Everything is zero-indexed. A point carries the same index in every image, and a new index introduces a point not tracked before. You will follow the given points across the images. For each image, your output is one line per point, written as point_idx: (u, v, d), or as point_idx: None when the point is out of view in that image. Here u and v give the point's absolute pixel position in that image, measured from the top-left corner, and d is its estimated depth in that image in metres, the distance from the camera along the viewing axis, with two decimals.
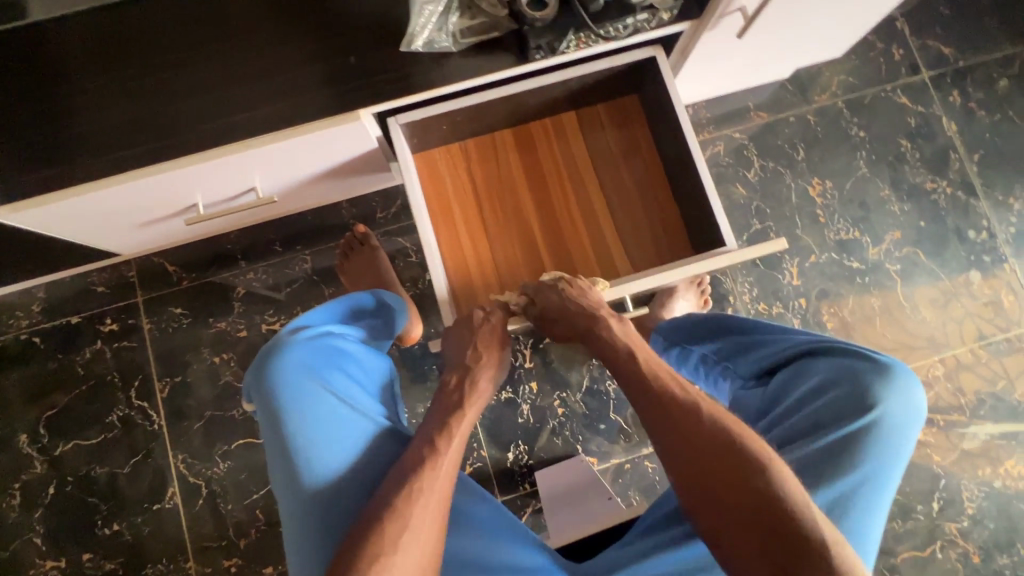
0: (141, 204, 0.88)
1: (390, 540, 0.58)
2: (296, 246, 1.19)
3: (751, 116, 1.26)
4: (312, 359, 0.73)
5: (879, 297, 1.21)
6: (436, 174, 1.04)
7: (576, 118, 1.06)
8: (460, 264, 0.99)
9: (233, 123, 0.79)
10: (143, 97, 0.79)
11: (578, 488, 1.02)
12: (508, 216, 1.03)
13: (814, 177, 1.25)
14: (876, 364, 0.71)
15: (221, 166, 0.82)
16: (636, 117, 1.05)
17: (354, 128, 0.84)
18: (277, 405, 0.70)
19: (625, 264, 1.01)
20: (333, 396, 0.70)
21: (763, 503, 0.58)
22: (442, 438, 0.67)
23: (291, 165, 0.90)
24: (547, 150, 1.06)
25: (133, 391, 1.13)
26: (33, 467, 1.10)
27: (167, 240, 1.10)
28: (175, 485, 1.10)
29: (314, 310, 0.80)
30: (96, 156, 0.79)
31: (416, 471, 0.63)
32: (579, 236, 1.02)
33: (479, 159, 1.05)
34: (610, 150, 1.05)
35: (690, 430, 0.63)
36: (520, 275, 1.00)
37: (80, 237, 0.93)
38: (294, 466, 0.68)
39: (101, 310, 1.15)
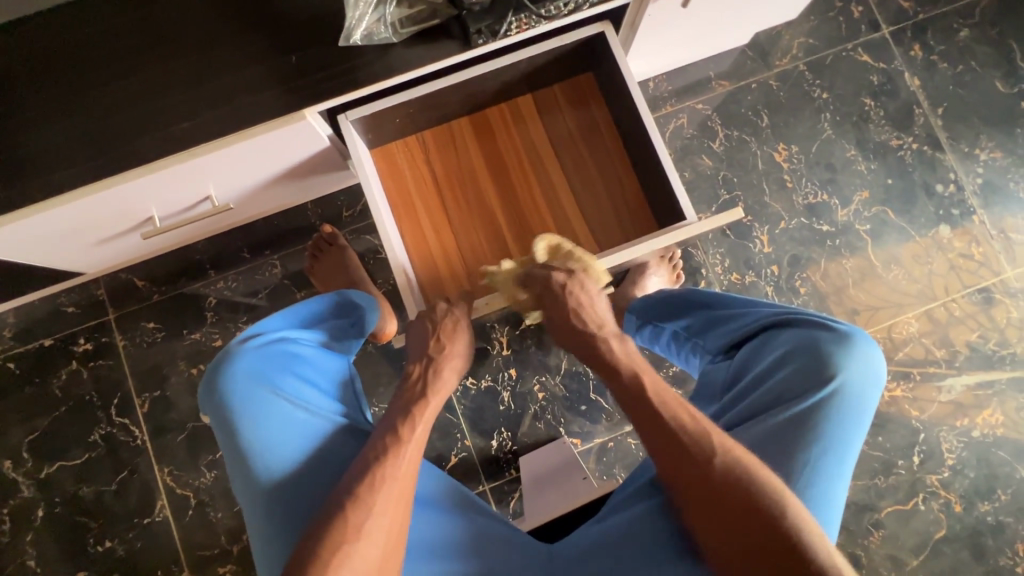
0: (94, 221, 0.87)
1: (353, 529, 0.59)
2: (265, 252, 1.18)
3: (713, 86, 1.25)
4: (263, 366, 0.73)
5: (851, 259, 1.21)
6: (395, 168, 1.03)
7: (532, 101, 1.05)
8: (425, 258, 0.99)
9: (176, 131, 0.78)
10: (79, 112, 0.77)
11: (557, 468, 1.03)
12: (471, 206, 1.03)
13: (779, 143, 1.24)
14: (836, 334, 0.70)
15: (171, 177, 0.81)
16: (593, 95, 1.04)
17: (301, 129, 0.82)
18: (231, 415, 0.71)
19: (591, 245, 1.01)
20: (286, 400, 0.71)
21: (771, 528, 0.55)
22: (405, 426, 0.68)
23: (243, 170, 0.89)
24: (506, 135, 1.05)
25: (113, 409, 1.13)
26: (19, 491, 1.10)
27: (131, 255, 1.09)
28: (164, 498, 1.10)
29: (271, 316, 0.81)
30: (37, 176, 0.77)
31: (381, 459, 0.64)
32: (543, 220, 1.02)
33: (438, 150, 1.04)
34: (569, 132, 1.05)
35: (690, 464, 0.60)
36: (487, 264, 1.00)
37: (38, 259, 0.92)
38: (252, 471, 0.69)
39: (74, 330, 1.15)
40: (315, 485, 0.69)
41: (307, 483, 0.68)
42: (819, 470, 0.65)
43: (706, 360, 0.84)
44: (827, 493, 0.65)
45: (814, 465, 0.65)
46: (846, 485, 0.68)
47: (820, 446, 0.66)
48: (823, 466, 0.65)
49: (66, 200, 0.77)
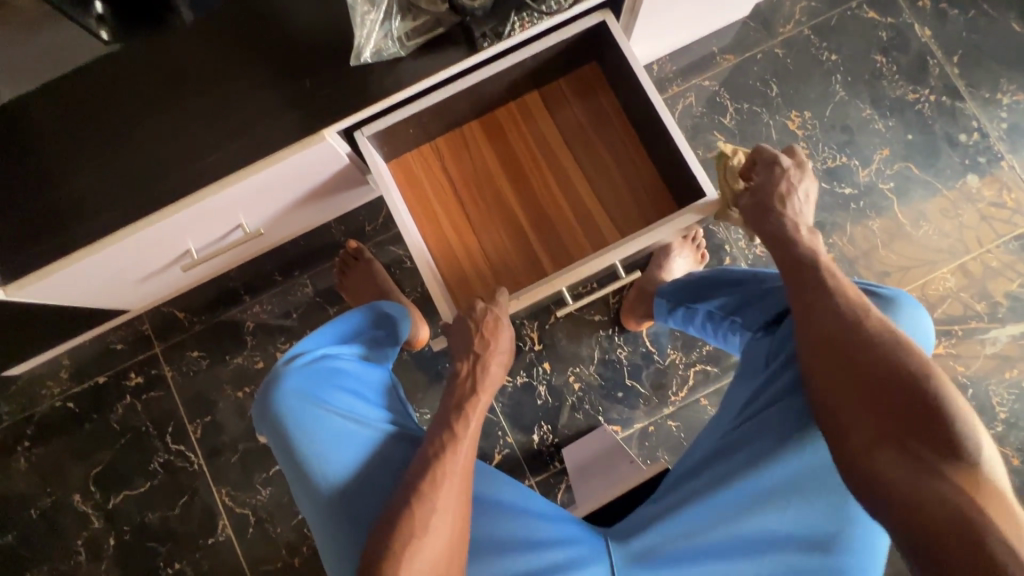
0: (138, 259, 0.91)
1: (420, 523, 0.61)
2: (295, 272, 1.22)
3: (717, 61, 1.25)
4: (309, 383, 0.76)
5: (878, 219, 1.19)
6: (413, 177, 1.05)
7: (540, 97, 1.07)
8: (451, 261, 1.01)
9: (209, 163, 0.82)
10: (118, 157, 0.82)
11: (599, 461, 1.04)
12: (491, 206, 1.04)
13: (792, 110, 1.22)
14: (878, 299, 0.69)
15: (205, 210, 0.85)
16: (599, 84, 1.05)
17: (323, 149, 0.85)
18: (284, 431, 0.75)
19: (613, 232, 1.01)
20: (335, 414, 0.74)
21: (914, 400, 0.55)
22: (459, 425, 0.70)
23: (271, 196, 0.92)
24: (517, 133, 1.06)
25: (169, 437, 1.17)
26: (90, 523, 1.15)
27: (170, 289, 1.13)
28: (225, 518, 1.14)
29: (313, 334, 0.84)
30: (87, 222, 0.81)
31: (440, 455, 0.67)
32: (563, 213, 1.03)
33: (453, 156, 1.06)
34: (580, 124, 1.05)
35: (838, 314, 0.62)
36: (512, 262, 1.02)
37: (88, 300, 0.97)
38: (311, 482, 0.72)
39: (125, 366, 1.20)
40: (371, 488, 0.71)
41: (363, 488, 0.71)
42: None
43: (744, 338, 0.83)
44: None
45: None
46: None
47: None
48: None
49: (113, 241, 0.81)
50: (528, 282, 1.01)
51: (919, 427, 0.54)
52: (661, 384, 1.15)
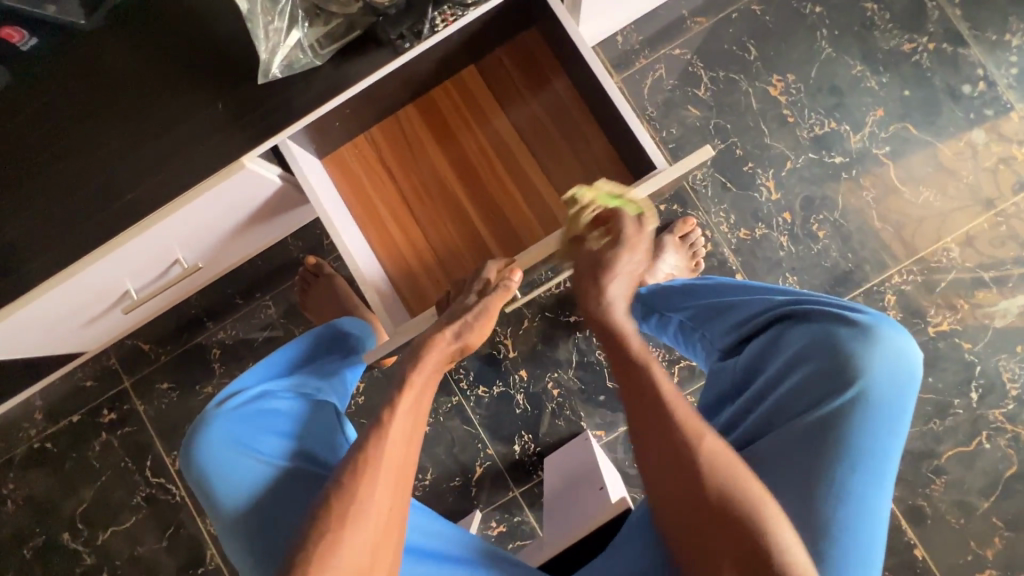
0: (76, 308, 0.86)
1: (337, 516, 0.57)
2: (256, 294, 1.17)
3: (688, 25, 1.13)
4: (235, 432, 0.71)
5: (873, 189, 1.09)
6: (350, 173, 0.97)
7: (477, 71, 0.98)
8: (397, 260, 0.94)
9: (126, 202, 0.76)
10: (26, 206, 0.76)
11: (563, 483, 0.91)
12: (435, 195, 0.96)
13: (773, 74, 1.11)
14: (855, 327, 0.65)
15: (130, 253, 0.79)
16: (539, 49, 0.95)
17: (246, 177, 0.78)
18: (215, 486, 0.70)
19: (566, 212, 0.94)
20: (264, 465, 0.69)
21: (735, 518, 0.56)
22: (385, 411, 0.63)
23: (202, 228, 0.85)
24: (456, 112, 0.98)
25: (148, 471, 1.16)
26: (82, 560, 1.16)
27: (126, 325, 1.09)
28: (212, 548, 1.14)
29: (252, 369, 0.78)
30: (4, 277, 0.76)
31: (364, 444, 0.61)
32: (511, 196, 0.95)
33: (392, 147, 0.98)
34: (523, 96, 0.96)
35: (650, 418, 0.62)
36: (462, 254, 0.94)
37: (34, 349, 0.93)
38: (247, 537, 0.68)
39: (96, 403, 1.18)
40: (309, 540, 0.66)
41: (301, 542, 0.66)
42: (854, 475, 0.62)
43: (713, 353, 0.78)
44: (869, 492, 0.63)
45: (847, 470, 0.62)
46: (887, 489, 0.65)
47: (852, 452, 0.62)
48: (857, 471, 0.62)
49: (36, 295, 0.76)
50: None
51: (730, 538, 0.56)
52: None
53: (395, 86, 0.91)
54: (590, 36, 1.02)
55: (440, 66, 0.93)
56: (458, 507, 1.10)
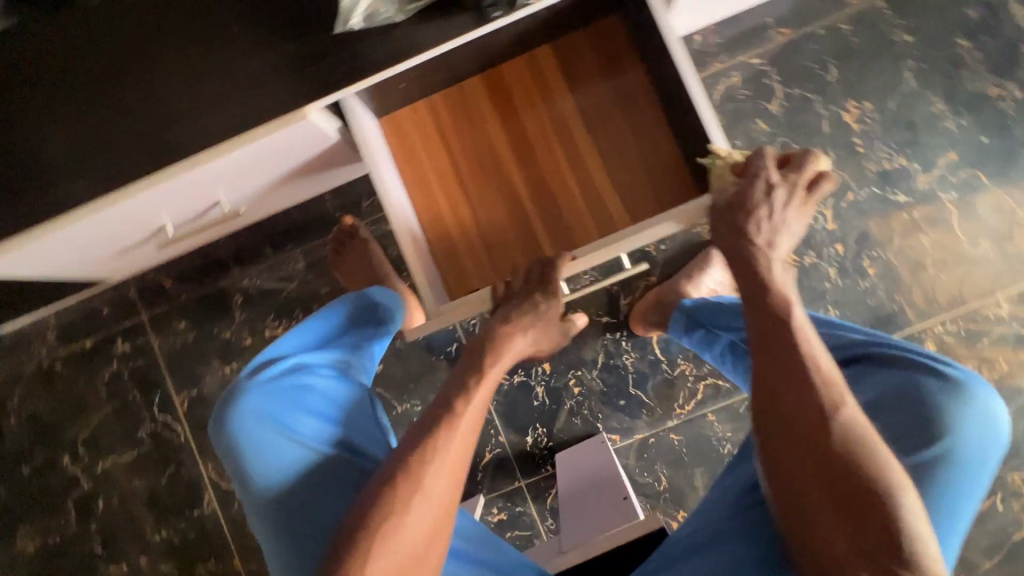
0: (112, 235, 0.84)
1: (401, 499, 0.56)
2: (287, 247, 1.15)
3: (770, 34, 1.08)
4: (269, 404, 0.69)
5: (931, 234, 1.06)
6: (404, 138, 0.94)
7: (552, 52, 0.93)
8: (440, 236, 0.91)
9: (181, 136, 0.73)
10: (76, 124, 0.73)
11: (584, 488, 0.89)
12: (490, 174, 0.92)
13: (849, 99, 1.07)
14: (947, 382, 0.63)
15: (175, 188, 0.76)
16: (621, 40, 0.91)
17: (305, 127, 0.74)
18: (241, 458, 0.68)
19: (622, 215, 0.90)
20: (296, 441, 0.67)
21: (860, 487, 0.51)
22: (458, 401, 0.62)
23: (250, 173, 0.82)
24: (523, 91, 0.93)
25: (156, 407, 1.15)
26: (79, 485, 1.15)
27: (152, 260, 1.06)
28: (211, 492, 1.14)
29: (288, 339, 0.76)
30: (44, 194, 0.74)
31: (434, 430, 0.60)
32: (568, 188, 0.91)
33: (451, 116, 0.94)
34: (596, 86, 0.92)
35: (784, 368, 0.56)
36: (508, 240, 0.91)
37: (60, 272, 0.90)
38: (268, 513, 0.66)
39: (111, 331, 1.16)
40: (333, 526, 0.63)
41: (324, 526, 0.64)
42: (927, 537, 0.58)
43: None
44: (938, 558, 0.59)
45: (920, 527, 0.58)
46: (950, 558, 0.61)
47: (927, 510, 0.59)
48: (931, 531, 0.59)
49: (76, 217, 0.73)
50: None
51: (846, 507, 0.51)
52: (666, 395, 1.08)
53: (467, 54, 0.87)
54: (675, 29, 0.98)
55: (516, 40, 0.89)
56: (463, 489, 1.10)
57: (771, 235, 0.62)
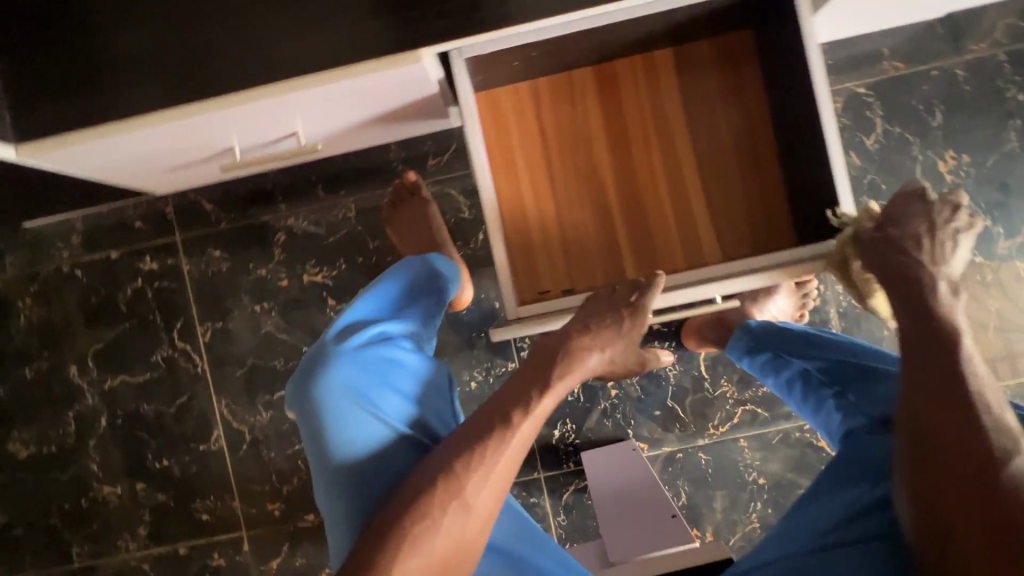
0: (175, 147, 0.78)
1: (439, 503, 0.55)
2: (340, 192, 1.09)
3: (882, 66, 1.04)
4: (355, 376, 0.67)
5: (1000, 301, 1.04)
6: (499, 116, 0.88)
7: (671, 56, 0.89)
8: (518, 228, 0.86)
9: (279, 56, 0.67)
10: (172, 24, 0.69)
11: (631, 502, 0.91)
12: (581, 173, 0.88)
13: (948, 149, 1.03)
14: None
15: (260, 110, 0.70)
16: (745, 58, 0.87)
17: (412, 72, 0.69)
18: (320, 424, 0.67)
19: (711, 242, 0.86)
20: (380, 419, 0.66)
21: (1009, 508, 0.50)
22: (516, 412, 0.59)
23: (337, 110, 0.76)
24: (632, 92, 0.89)
25: (175, 333, 1.10)
26: (84, 399, 1.11)
27: (201, 180, 1.00)
28: (220, 430, 1.10)
29: (371, 305, 0.73)
30: (120, 90, 0.69)
31: (485, 438, 0.58)
32: (660, 202, 0.88)
33: (552, 102, 0.89)
34: (709, 102, 0.88)
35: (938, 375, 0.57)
36: (588, 245, 0.87)
37: (110, 176, 0.85)
38: (340, 483, 0.66)
39: (141, 246, 1.10)
40: None
41: None
42: None
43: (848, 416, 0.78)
44: None
45: None
46: None
47: None
48: None
49: (150, 120, 0.68)
50: (601, 278, 0.86)
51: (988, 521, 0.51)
52: (703, 413, 1.06)
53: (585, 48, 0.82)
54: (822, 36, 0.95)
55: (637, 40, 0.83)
56: None
57: (937, 253, 0.62)
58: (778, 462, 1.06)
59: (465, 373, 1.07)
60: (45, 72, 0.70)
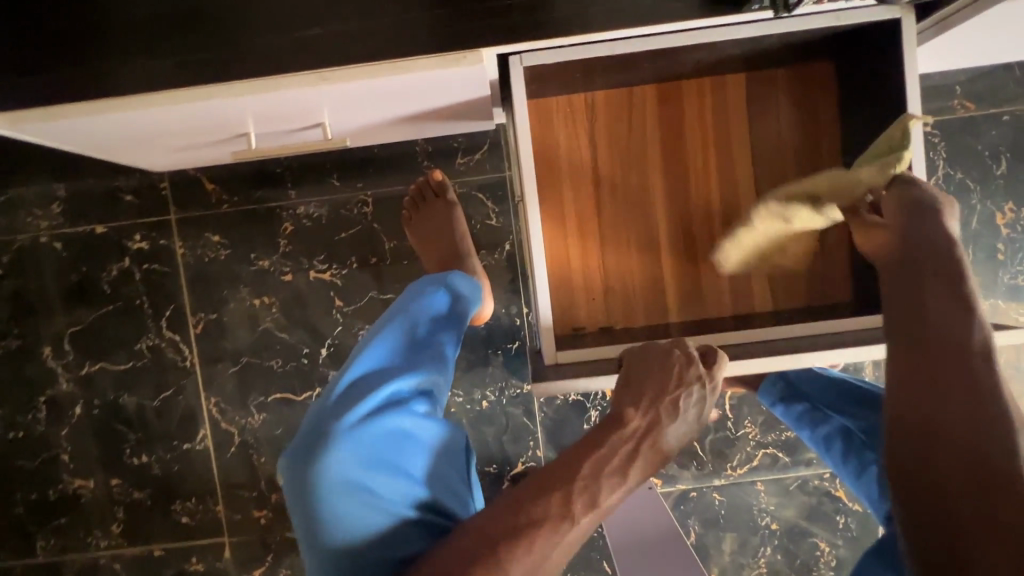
0: (186, 129, 0.69)
1: None
2: (357, 184, 0.99)
3: (951, 105, 0.97)
4: (356, 454, 0.60)
5: None
6: (549, 132, 0.81)
7: (744, 82, 0.81)
8: (557, 256, 0.82)
9: (321, 39, 0.58)
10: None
11: (648, 547, 0.80)
12: (631, 205, 0.82)
13: (1009, 200, 0.97)
14: None
15: (289, 99, 0.61)
16: (826, 94, 0.79)
17: (468, 74, 0.60)
18: (316, 508, 0.60)
19: (762, 291, 0.81)
20: (382, 506, 0.59)
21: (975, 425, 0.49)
22: (580, 502, 0.54)
23: (374, 106, 0.67)
24: (696, 119, 0.82)
25: (164, 321, 1.00)
26: (58, 384, 1.01)
27: (205, 161, 0.90)
28: (207, 429, 1.02)
29: (375, 366, 0.66)
30: (125, 61, 0.59)
31: (538, 526, 0.53)
32: (713, 243, 0.82)
33: (608, 124, 0.81)
34: (779, 137, 0.81)
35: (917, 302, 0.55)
36: (631, 282, 0.82)
37: (105, 150, 0.75)
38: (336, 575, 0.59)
39: (130, 224, 0.99)
40: None
41: None
42: None
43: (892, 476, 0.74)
44: None
45: None
46: None
47: None
48: None
49: (159, 100, 0.59)
50: (641, 318, 0.82)
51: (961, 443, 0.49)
52: (722, 453, 1.01)
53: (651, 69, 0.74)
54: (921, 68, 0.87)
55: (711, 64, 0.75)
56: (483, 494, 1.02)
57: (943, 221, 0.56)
58: (793, 508, 1.02)
59: (477, 391, 1.01)
60: (45, 30, 0.60)
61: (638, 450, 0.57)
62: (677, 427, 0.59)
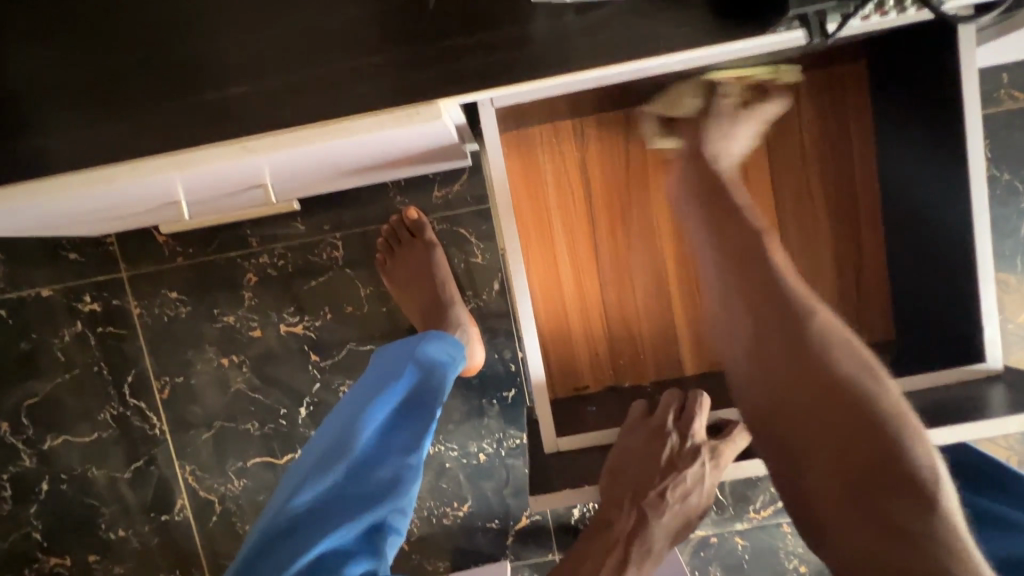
0: (107, 205, 0.59)
1: None
2: (325, 226, 0.89)
3: (997, 96, 0.84)
4: None
5: None
6: (536, 166, 0.70)
7: None
8: (554, 308, 0.73)
9: (245, 99, 0.48)
10: (86, 50, 0.49)
11: None
12: (635, 245, 0.72)
13: None
14: None
15: (215, 170, 0.51)
16: (853, 99, 0.70)
17: (428, 130, 0.50)
18: None
19: None
20: None
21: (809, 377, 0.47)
22: None
23: (325, 164, 0.57)
24: None
25: (126, 387, 0.92)
26: (21, 460, 0.93)
27: (150, 221, 0.80)
28: (185, 498, 0.94)
29: (312, 513, 0.52)
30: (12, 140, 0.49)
31: None
32: None
33: (604, 155, 0.71)
34: (802, 152, 0.72)
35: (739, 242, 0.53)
36: (639, 331, 0.72)
37: (21, 226, 0.65)
38: None
39: (78, 284, 0.90)
40: None
41: None
42: None
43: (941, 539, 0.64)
44: None
45: None
46: None
47: None
48: None
49: (55, 187, 0.49)
50: (652, 370, 0.73)
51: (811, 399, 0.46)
52: (744, 495, 0.93)
53: (652, 87, 0.62)
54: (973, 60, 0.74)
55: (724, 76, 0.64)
56: (487, 552, 0.94)
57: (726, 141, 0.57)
58: None
59: (473, 445, 0.92)
60: None
61: (628, 554, 0.56)
62: (666, 520, 0.58)
